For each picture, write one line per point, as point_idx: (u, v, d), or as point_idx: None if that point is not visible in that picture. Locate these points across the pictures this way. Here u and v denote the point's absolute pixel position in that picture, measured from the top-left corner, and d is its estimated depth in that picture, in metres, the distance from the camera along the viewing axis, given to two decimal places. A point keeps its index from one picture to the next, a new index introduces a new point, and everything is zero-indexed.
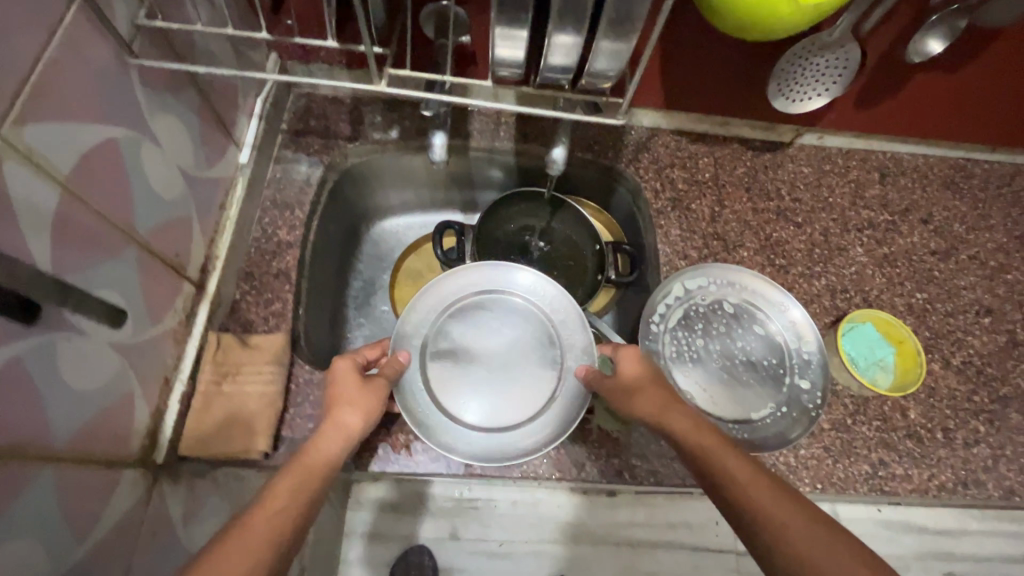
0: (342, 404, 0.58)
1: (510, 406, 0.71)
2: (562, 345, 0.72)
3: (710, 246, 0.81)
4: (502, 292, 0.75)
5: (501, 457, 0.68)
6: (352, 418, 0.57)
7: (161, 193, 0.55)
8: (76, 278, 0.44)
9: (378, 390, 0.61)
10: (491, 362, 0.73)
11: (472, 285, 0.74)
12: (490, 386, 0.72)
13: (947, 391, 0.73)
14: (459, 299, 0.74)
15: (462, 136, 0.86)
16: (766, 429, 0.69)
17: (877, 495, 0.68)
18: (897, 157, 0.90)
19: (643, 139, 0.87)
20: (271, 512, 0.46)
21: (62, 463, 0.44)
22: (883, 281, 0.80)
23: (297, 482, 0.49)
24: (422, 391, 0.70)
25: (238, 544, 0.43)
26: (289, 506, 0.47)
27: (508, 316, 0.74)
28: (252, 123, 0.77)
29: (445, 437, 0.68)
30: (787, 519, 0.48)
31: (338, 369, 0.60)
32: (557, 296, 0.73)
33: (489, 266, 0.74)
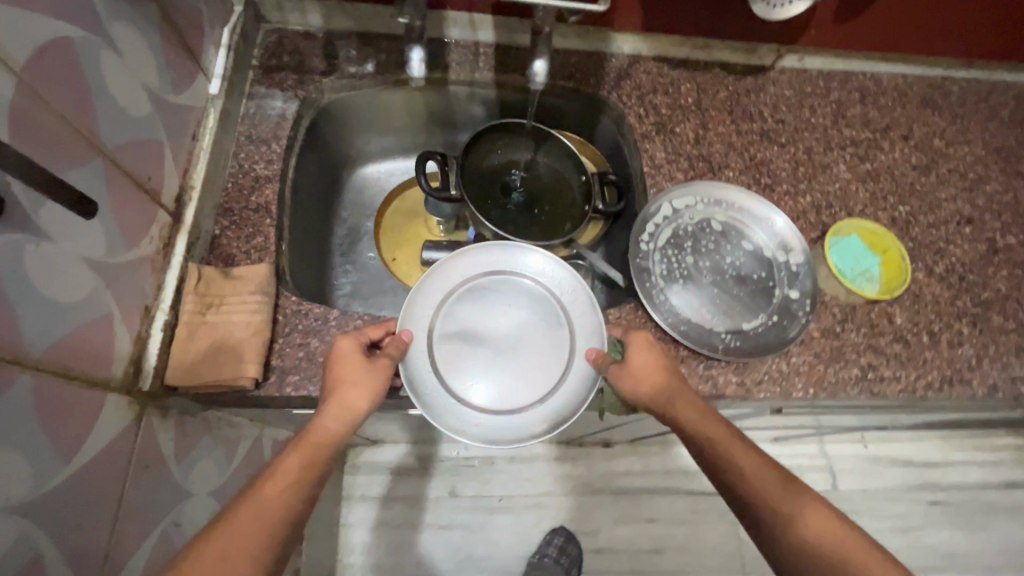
0: (345, 385, 0.58)
1: (519, 388, 0.68)
2: (573, 327, 0.70)
3: (696, 168, 0.80)
4: (511, 274, 0.72)
5: (510, 440, 0.65)
6: (355, 398, 0.57)
7: (126, 109, 0.53)
8: (46, 163, 0.43)
9: (383, 371, 0.60)
10: (500, 343, 0.71)
11: (480, 267, 0.72)
12: (498, 365, 0.69)
13: (931, 297, 0.75)
14: (466, 280, 0.71)
15: (440, 68, 0.84)
16: (758, 338, 0.69)
17: (869, 397, 0.69)
18: (876, 77, 0.90)
19: (624, 67, 0.86)
20: (280, 486, 0.50)
21: (42, 372, 0.43)
22: (866, 195, 0.81)
23: (303, 459, 0.52)
24: (428, 371, 0.67)
25: (253, 519, 0.47)
26: (299, 481, 0.51)
27: (517, 297, 0.72)
28: (221, 54, 0.73)
29: (453, 418, 0.65)
30: (793, 510, 0.53)
31: (343, 350, 0.59)
32: (568, 276, 0.70)
33: (497, 247, 0.72)
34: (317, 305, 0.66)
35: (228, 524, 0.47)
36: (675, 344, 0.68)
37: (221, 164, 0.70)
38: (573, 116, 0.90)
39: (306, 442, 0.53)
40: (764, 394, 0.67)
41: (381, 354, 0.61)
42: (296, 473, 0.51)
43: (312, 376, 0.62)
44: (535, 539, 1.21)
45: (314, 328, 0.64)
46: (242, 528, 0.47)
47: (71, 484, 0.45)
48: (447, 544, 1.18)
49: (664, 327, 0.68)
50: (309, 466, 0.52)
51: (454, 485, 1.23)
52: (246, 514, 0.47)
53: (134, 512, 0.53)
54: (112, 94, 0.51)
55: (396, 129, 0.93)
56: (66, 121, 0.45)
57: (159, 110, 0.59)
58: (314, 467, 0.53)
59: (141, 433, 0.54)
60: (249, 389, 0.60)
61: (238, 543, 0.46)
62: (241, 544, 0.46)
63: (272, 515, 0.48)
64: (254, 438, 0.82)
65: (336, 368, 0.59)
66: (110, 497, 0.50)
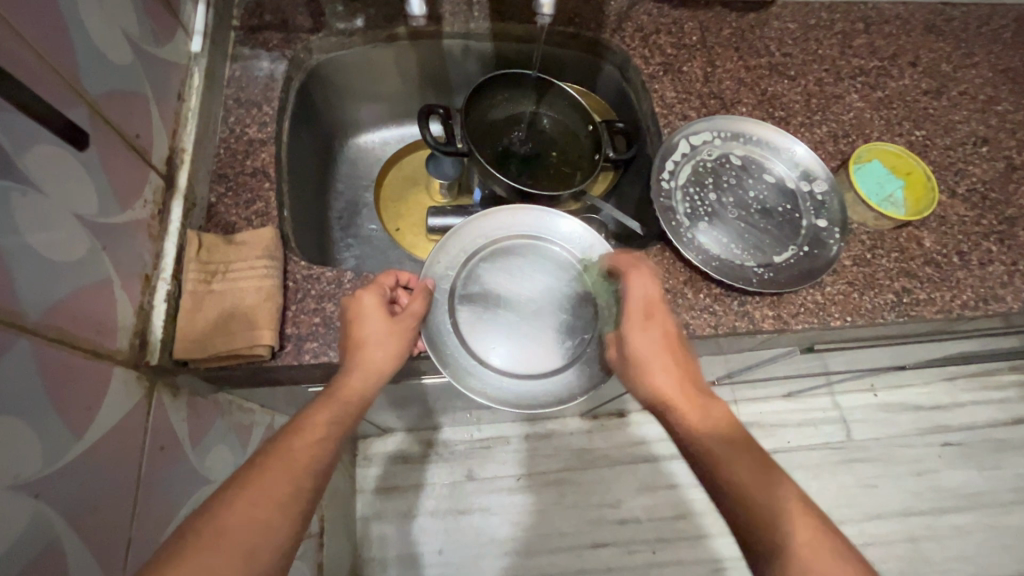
0: (368, 342, 0.54)
1: (542, 356, 0.64)
2: (599, 295, 0.65)
3: (708, 105, 0.77)
4: (538, 237, 0.68)
5: (532, 405, 0.62)
6: (380, 356, 0.54)
7: (106, 56, 0.48)
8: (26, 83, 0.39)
9: (407, 328, 0.56)
10: (525, 309, 0.66)
11: (506, 229, 0.68)
12: (521, 331, 0.65)
13: (957, 218, 0.73)
14: (491, 241, 0.67)
15: (434, 21, 0.78)
16: (791, 269, 0.67)
17: (906, 322, 0.67)
18: (878, 6, 0.88)
19: (624, 9, 0.82)
20: (309, 441, 0.47)
21: (44, 336, 0.39)
22: (882, 123, 0.79)
23: (332, 416, 0.50)
24: (449, 333, 0.63)
25: (281, 470, 0.44)
26: (326, 437, 0.48)
27: (544, 261, 0.68)
28: (200, 10, 0.68)
29: (473, 381, 0.62)
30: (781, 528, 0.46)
31: (365, 303, 0.56)
32: (596, 245, 0.67)
33: (525, 210, 0.68)
34: (330, 269, 0.62)
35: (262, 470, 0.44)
36: (707, 282, 0.66)
37: (210, 128, 0.66)
38: (573, 65, 0.86)
39: (333, 399, 0.51)
40: (802, 326, 0.65)
41: (404, 308, 0.57)
42: (324, 428, 0.49)
43: (332, 342, 0.58)
44: (557, 517, 1.16)
45: (329, 292, 0.60)
46: (271, 480, 0.43)
47: (83, 461, 0.41)
48: (468, 529, 1.14)
49: (695, 264, 0.65)
50: (338, 424, 0.50)
51: (471, 468, 1.18)
52: (275, 465, 0.44)
53: (153, 496, 0.49)
54: (90, 39, 0.46)
55: (388, 93, 0.87)
56: (40, 57, 0.40)
57: (140, 64, 0.55)
58: (342, 424, 0.50)
59: (153, 410, 0.50)
60: (267, 359, 0.56)
61: (269, 492, 0.43)
62: (271, 494, 0.43)
63: (302, 467, 0.45)
64: (267, 426, 0.78)
65: (357, 324, 0.55)
66: (126, 479, 0.46)
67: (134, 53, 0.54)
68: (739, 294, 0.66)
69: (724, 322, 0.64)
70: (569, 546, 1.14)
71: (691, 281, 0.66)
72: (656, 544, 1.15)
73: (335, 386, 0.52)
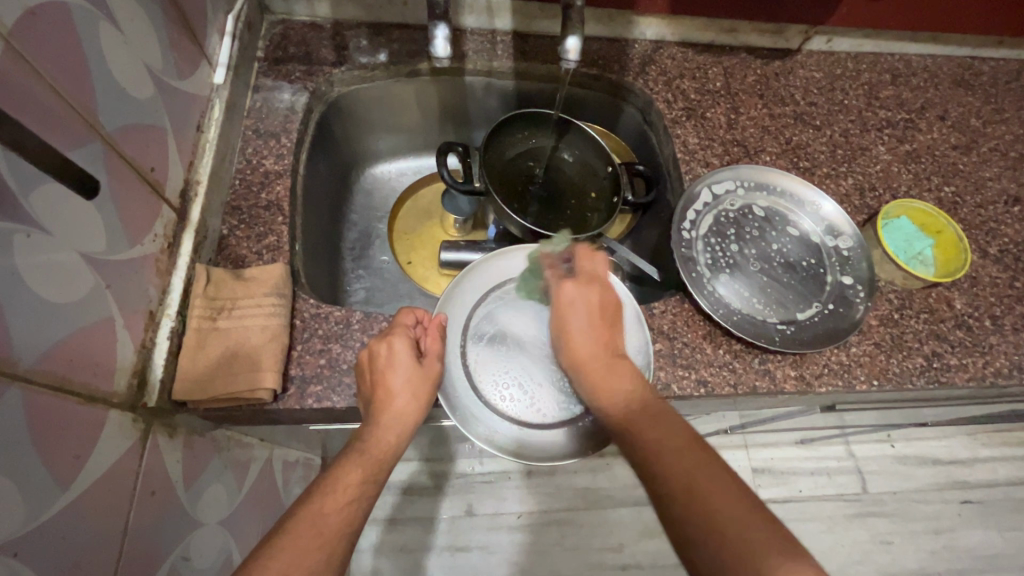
0: (400, 393, 0.53)
1: (553, 403, 0.61)
2: None
3: (731, 153, 0.75)
4: None
5: (542, 456, 0.59)
6: (412, 406, 0.54)
7: (127, 92, 0.48)
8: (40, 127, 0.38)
9: (435, 375, 0.56)
10: (538, 352, 0.64)
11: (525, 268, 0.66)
12: (531, 374, 0.62)
13: (989, 280, 0.71)
14: (510, 281, 0.66)
15: (457, 59, 0.78)
16: (815, 328, 0.64)
17: (935, 387, 0.64)
18: (906, 58, 0.87)
19: (649, 52, 0.82)
20: (339, 505, 0.45)
21: (38, 385, 0.37)
22: (910, 177, 0.77)
23: (365, 475, 0.49)
24: (461, 374, 0.61)
25: (307, 533, 0.42)
26: (357, 498, 0.47)
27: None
28: (225, 41, 0.68)
29: (479, 426, 0.59)
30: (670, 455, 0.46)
31: (395, 351, 0.53)
32: (614, 288, 0.65)
33: (546, 250, 0.66)
34: (338, 309, 0.60)
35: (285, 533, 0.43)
36: (727, 337, 0.64)
37: (227, 159, 0.65)
38: (595, 106, 0.86)
39: (367, 455, 0.50)
40: (825, 388, 0.62)
41: (428, 352, 0.56)
42: (355, 489, 0.47)
43: (336, 386, 0.56)
44: (557, 558, 1.12)
45: (336, 332, 0.58)
46: (302, 547, 0.42)
47: (69, 512, 0.39)
48: (465, 567, 1.09)
49: (715, 318, 0.63)
50: (371, 482, 0.49)
51: (470, 503, 1.14)
52: (303, 531, 0.43)
53: (140, 547, 0.47)
54: (112, 76, 0.46)
55: (407, 127, 0.87)
56: (58, 94, 0.40)
57: (161, 97, 0.55)
58: (375, 483, 0.49)
59: (147, 454, 0.48)
60: (268, 402, 0.54)
61: (300, 561, 0.41)
62: (302, 561, 0.41)
63: (333, 533, 0.43)
64: (265, 459, 0.75)
65: (387, 373, 0.53)
66: (113, 530, 0.43)
67: (156, 86, 0.53)
68: (761, 351, 0.63)
69: (744, 381, 0.62)
70: None
71: (709, 335, 0.64)
72: None
73: (368, 441, 0.51)
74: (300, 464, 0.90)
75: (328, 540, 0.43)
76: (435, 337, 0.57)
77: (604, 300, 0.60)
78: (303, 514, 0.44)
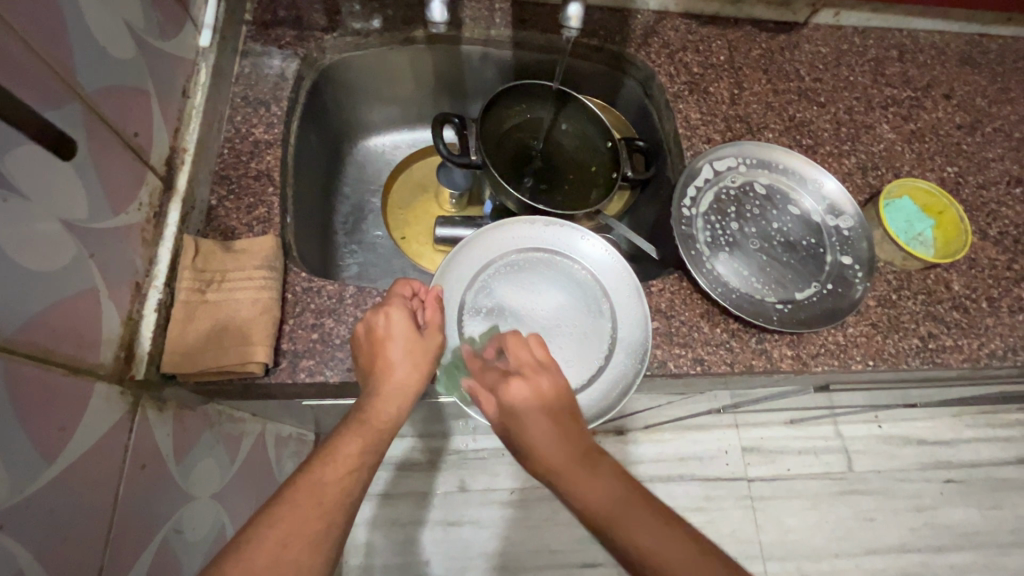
0: (400, 364, 0.53)
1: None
2: (615, 318, 0.62)
3: (734, 129, 0.74)
4: (557, 253, 0.65)
5: None
6: (414, 377, 0.53)
7: (106, 52, 0.46)
8: (13, 86, 0.36)
9: (435, 346, 0.55)
10: (537, 326, 0.63)
11: (525, 241, 0.65)
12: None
13: (987, 262, 0.70)
14: (509, 254, 0.65)
15: (454, 26, 0.75)
16: (813, 307, 0.64)
17: (930, 368, 0.64)
18: (913, 34, 0.85)
19: (651, 23, 0.79)
20: (340, 474, 0.45)
21: (17, 356, 0.36)
22: (913, 156, 0.76)
23: (364, 445, 0.48)
24: (457, 347, 0.60)
25: (308, 507, 0.42)
26: (357, 468, 0.46)
27: (562, 277, 0.65)
28: (211, 3, 0.65)
29: (475, 398, 0.58)
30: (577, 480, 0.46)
31: (394, 322, 0.53)
32: (614, 261, 0.64)
33: (547, 222, 0.65)
34: (331, 282, 0.59)
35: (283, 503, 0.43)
36: (725, 316, 0.63)
37: (215, 127, 0.63)
38: (594, 80, 0.83)
39: (368, 425, 0.49)
40: (821, 368, 0.62)
41: (428, 324, 0.56)
42: (355, 459, 0.46)
43: (329, 361, 0.55)
44: (549, 533, 1.13)
45: (329, 307, 0.57)
46: (302, 516, 0.41)
47: (55, 485, 0.39)
48: (458, 541, 1.11)
49: (713, 296, 0.62)
50: (370, 452, 0.48)
51: (463, 479, 1.15)
52: (303, 500, 0.42)
53: (132, 518, 0.46)
54: (90, 33, 0.44)
55: (402, 98, 0.84)
56: (30, 49, 0.37)
57: (144, 58, 0.52)
58: (376, 454, 0.48)
59: (136, 427, 0.47)
60: (260, 376, 0.53)
61: (297, 530, 0.41)
62: (301, 530, 0.41)
63: (333, 502, 0.43)
64: (257, 433, 0.75)
65: (386, 343, 0.53)
66: (103, 502, 0.43)
67: (138, 46, 0.51)
68: (758, 330, 0.63)
69: (741, 360, 0.61)
70: (560, 564, 1.11)
71: (707, 314, 0.63)
72: None
73: (367, 412, 0.50)
74: (293, 439, 0.89)
75: (327, 511, 0.43)
76: (435, 307, 0.57)
77: (556, 388, 0.53)
78: (301, 483, 0.44)
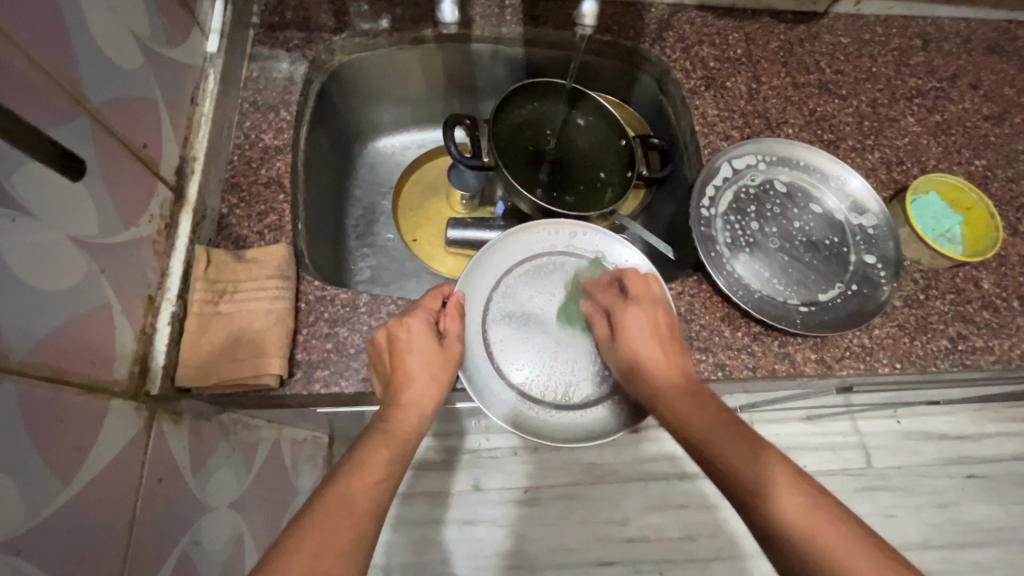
0: (419, 377, 0.52)
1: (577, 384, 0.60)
2: None
3: (752, 125, 0.72)
4: (583, 258, 0.64)
5: (564, 437, 0.58)
6: (433, 389, 0.52)
7: (113, 61, 0.45)
8: (17, 103, 0.35)
9: (456, 357, 0.54)
10: (561, 331, 0.62)
11: (546, 247, 0.64)
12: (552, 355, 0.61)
13: (1018, 259, 0.68)
14: (531, 259, 0.63)
15: (462, 25, 0.73)
16: (838, 310, 0.62)
17: (960, 370, 0.62)
18: (937, 21, 0.82)
19: (666, 17, 0.77)
20: (367, 484, 0.44)
21: (31, 379, 0.35)
22: (939, 150, 0.73)
23: (391, 455, 0.47)
24: (481, 354, 0.59)
25: (335, 519, 0.41)
26: (385, 478, 0.45)
27: (586, 282, 0.63)
28: (217, 7, 0.64)
29: (499, 406, 0.58)
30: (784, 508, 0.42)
31: (414, 333, 0.52)
32: (637, 266, 0.63)
33: (569, 228, 0.64)
34: (344, 291, 0.58)
35: (309, 514, 0.42)
36: (746, 319, 0.62)
37: (224, 134, 0.62)
38: (607, 76, 0.81)
39: (392, 434, 0.49)
40: (846, 372, 0.60)
41: (447, 332, 0.55)
42: (383, 469, 0.46)
43: (344, 371, 0.54)
44: (564, 532, 1.13)
45: (343, 315, 0.56)
46: (331, 527, 0.41)
47: (72, 505, 0.38)
48: (475, 542, 1.11)
49: (733, 299, 0.60)
50: (396, 461, 0.47)
51: (478, 479, 1.14)
52: (333, 510, 0.42)
53: (150, 533, 0.46)
54: (96, 45, 0.43)
55: (411, 98, 0.83)
56: (36, 64, 0.36)
57: (151, 67, 0.51)
58: (402, 463, 0.48)
59: (152, 443, 0.47)
60: (274, 387, 0.52)
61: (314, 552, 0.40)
62: (333, 539, 0.40)
63: (362, 511, 0.42)
64: (272, 440, 0.74)
65: (406, 356, 0.51)
66: (120, 521, 0.43)
67: (144, 54, 0.50)
68: (781, 334, 0.61)
69: (763, 364, 0.60)
70: (575, 563, 1.11)
71: (727, 317, 0.61)
72: (665, 566, 1.12)
73: (391, 421, 0.50)
74: (308, 443, 0.89)
75: (356, 524, 0.42)
76: (456, 316, 0.55)
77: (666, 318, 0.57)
78: (326, 493, 0.43)
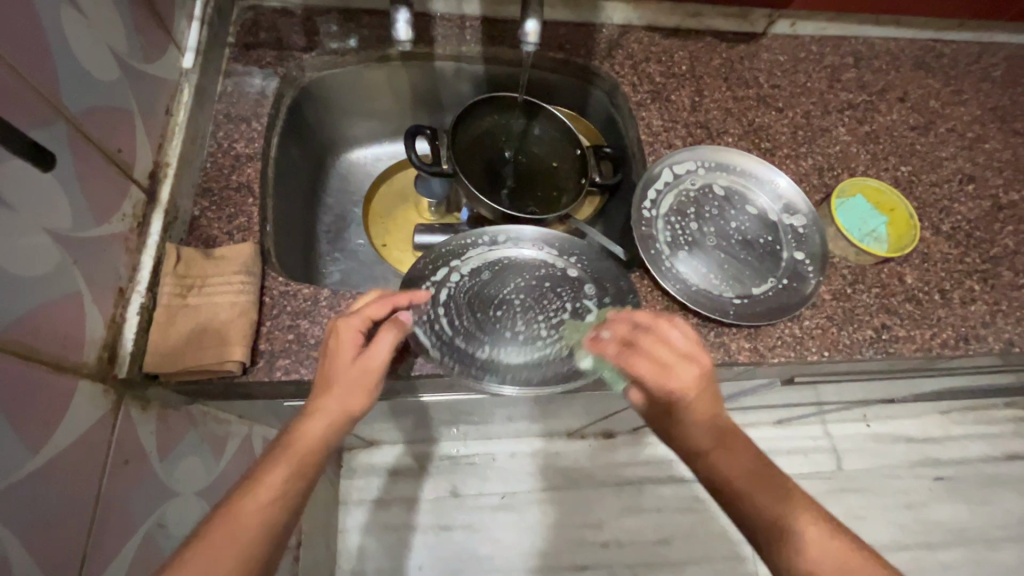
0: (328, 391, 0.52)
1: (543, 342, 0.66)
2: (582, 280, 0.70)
3: (694, 135, 0.77)
4: (518, 240, 0.72)
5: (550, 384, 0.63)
6: (333, 411, 0.51)
7: (90, 73, 0.50)
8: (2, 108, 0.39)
9: (362, 378, 0.52)
10: (512, 302, 0.68)
11: (482, 237, 0.71)
12: (522, 322, 0.67)
13: (940, 256, 0.73)
14: (471, 250, 0.70)
15: (425, 44, 0.79)
16: (769, 302, 0.66)
17: (884, 358, 0.67)
18: (868, 41, 0.89)
19: (616, 36, 0.83)
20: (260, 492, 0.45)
21: (6, 354, 0.39)
22: (867, 157, 0.79)
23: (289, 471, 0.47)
24: (446, 332, 0.64)
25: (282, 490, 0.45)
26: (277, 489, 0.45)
27: (523, 260, 0.71)
28: (194, 27, 0.70)
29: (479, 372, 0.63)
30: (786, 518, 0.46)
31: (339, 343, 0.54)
32: (563, 238, 0.71)
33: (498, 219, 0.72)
34: (307, 286, 0.62)
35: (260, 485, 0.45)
36: (684, 312, 0.66)
37: (197, 143, 0.67)
38: (563, 91, 0.87)
39: (291, 451, 0.48)
40: (778, 360, 0.65)
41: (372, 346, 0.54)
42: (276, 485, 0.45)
43: (304, 360, 0.58)
44: (538, 536, 1.15)
45: (304, 309, 0.60)
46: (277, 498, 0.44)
47: (39, 474, 0.42)
48: (450, 547, 1.12)
49: (672, 293, 0.65)
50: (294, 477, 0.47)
51: (454, 484, 1.17)
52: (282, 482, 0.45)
53: (113, 509, 0.49)
54: (76, 59, 0.48)
55: (381, 112, 0.88)
56: (17, 74, 0.41)
57: (127, 81, 0.56)
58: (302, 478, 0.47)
59: (119, 424, 0.50)
60: (238, 374, 0.56)
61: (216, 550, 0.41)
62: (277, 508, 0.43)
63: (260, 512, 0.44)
64: (244, 436, 0.77)
65: (331, 367, 0.53)
66: (85, 494, 0.46)
67: (121, 68, 0.55)
68: (717, 325, 0.66)
69: None
70: (549, 566, 1.12)
71: (667, 310, 0.66)
72: (638, 570, 1.14)
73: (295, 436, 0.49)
74: None
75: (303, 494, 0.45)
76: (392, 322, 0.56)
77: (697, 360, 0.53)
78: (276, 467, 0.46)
